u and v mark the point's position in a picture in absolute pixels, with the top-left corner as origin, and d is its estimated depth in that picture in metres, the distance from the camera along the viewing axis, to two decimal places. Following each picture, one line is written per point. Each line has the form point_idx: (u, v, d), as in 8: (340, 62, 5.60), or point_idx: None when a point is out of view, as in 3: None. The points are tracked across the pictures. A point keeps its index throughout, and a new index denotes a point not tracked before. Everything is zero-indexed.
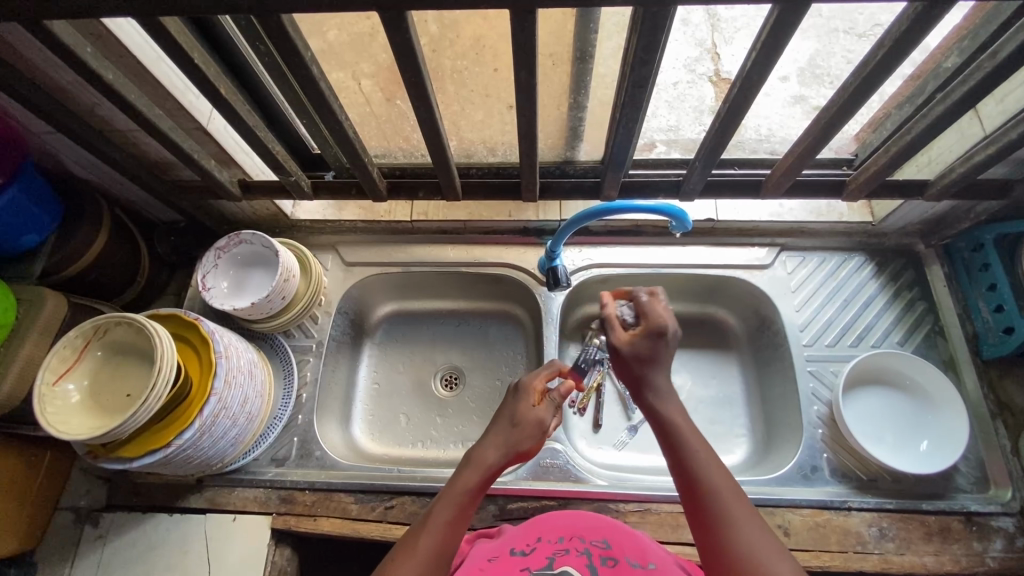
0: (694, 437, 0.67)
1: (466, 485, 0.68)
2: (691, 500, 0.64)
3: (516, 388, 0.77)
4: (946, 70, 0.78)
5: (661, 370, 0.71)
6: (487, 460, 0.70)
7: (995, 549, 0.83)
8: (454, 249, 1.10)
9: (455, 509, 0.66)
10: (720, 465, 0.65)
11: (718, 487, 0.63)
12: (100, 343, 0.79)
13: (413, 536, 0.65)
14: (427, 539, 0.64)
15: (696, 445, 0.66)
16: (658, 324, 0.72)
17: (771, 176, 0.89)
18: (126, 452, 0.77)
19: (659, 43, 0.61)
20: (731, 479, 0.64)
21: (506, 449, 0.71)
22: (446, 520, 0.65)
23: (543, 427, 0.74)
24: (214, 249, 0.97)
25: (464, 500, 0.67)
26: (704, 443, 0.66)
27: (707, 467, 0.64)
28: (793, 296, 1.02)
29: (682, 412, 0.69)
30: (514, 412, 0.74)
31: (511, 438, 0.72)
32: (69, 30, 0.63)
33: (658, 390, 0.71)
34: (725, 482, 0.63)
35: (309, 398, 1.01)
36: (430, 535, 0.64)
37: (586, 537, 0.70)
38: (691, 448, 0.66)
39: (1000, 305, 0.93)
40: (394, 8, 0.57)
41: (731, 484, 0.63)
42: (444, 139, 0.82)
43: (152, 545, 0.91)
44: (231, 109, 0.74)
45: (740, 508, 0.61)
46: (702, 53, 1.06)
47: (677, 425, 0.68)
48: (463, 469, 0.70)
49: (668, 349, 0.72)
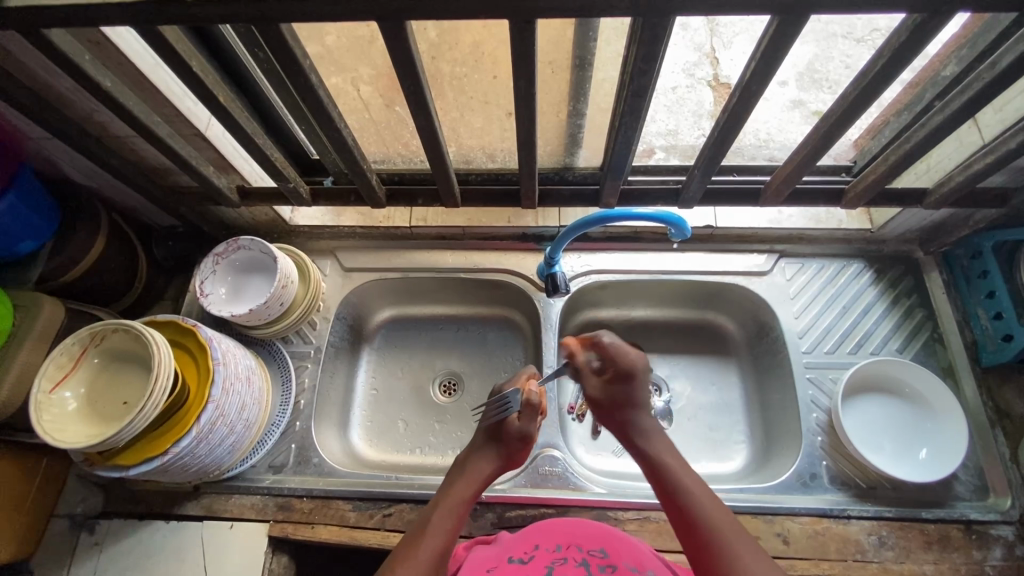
0: (681, 468, 0.73)
1: (461, 496, 0.74)
2: (688, 541, 0.67)
3: (496, 401, 0.81)
4: (944, 78, 0.77)
5: (639, 411, 0.79)
6: (481, 473, 0.77)
7: (995, 557, 0.83)
8: (453, 255, 1.11)
9: (453, 517, 0.72)
10: (707, 490, 0.70)
11: (710, 513, 0.67)
12: (97, 350, 0.79)
13: (414, 543, 0.69)
14: (427, 545, 0.68)
15: (682, 473, 0.72)
16: (625, 368, 0.79)
17: (772, 183, 0.89)
18: (123, 460, 0.76)
19: (658, 52, 0.61)
20: (715, 499, 0.69)
21: (496, 457, 0.78)
22: (445, 528, 0.70)
23: (525, 441, 0.79)
24: (211, 256, 0.97)
25: (460, 507, 0.73)
26: (692, 474, 0.72)
27: (695, 492, 0.70)
28: (792, 302, 1.02)
29: (664, 444, 0.76)
30: (498, 428, 0.79)
31: (500, 446, 0.79)
32: (67, 38, 0.63)
33: (642, 431, 0.78)
34: (710, 502, 0.68)
35: (307, 404, 1.00)
36: (431, 541, 0.68)
37: (583, 546, 0.71)
38: (679, 476, 0.72)
39: (999, 313, 0.93)
40: (392, 17, 0.56)
41: (715, 501, 0.69)
42: (444, 146, 0.81)
43: (149, 553, 0.90)
44: (230, 115, 0.74)
45: (730, 530, 0.66)
46: (701, 58, 1.04)
47: (664, 461, 0.74)
48: (459, 479, 0.76)
49: (640, 387, 0.79)
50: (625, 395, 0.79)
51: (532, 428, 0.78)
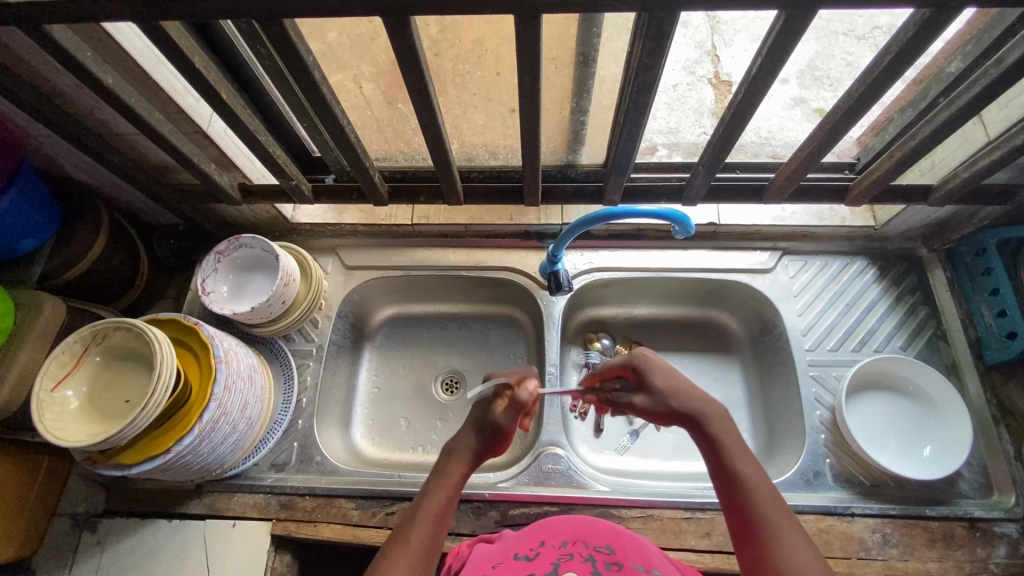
0: (737, 449, 0.65)
1: (448, 487, 0.67)
2: (740, 535, 0.61)
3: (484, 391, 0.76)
4: (948, 74, 0.76)
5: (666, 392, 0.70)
6: (463, 464, 0.69)
7: (998, 555, 0.83)
8: (454, 253, 1.10)
9: (439, 512, 0.65)
10: (764, 478, 0.63)
11: (764, 508, 0.60)
12: (99, 348, 0.78)
13: (404, 529, 0.64)
14: (419, 530, 0.63)
15: (738, 460, 0.64)
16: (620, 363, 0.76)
17: (775, 180, 0.89)
18: (125, 459, 0.76)
19: (664, 48, 0.60)
20: (772, 489, 0.62)
21: (481, 432, 0.71)
22: (435, 511, 0.65)
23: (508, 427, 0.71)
24: (214, 253, 0.97)
25: (448, 500, 0.66)
26: (749, 458, 0.64)
27: (750, 481, 0.62)
28: (796, 300, 1.02)
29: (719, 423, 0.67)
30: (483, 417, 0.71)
31: (483, 436, 0.70)
32: (69, 34, 0.62)
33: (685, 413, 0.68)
34: (767, 495, 0.61)
35: (309, 402, 1.00)
36: (422, 525, 0.64)
37: (589, 543, 0.70)
38: (733, 461, 0.64)
39: (1003, 309, 0.93)
40: (397, 13, 0.56)
41: (772, 494, 0.61)
42: (447, 143, 0.81)
43: (151, 551, 0.90)
44: (232, 112, 0.74)
45: (785, 527, 0.59)
46: (702, 55, 1.04)
47: (721, 444, 0.65)
48: (443, 472, 0.68)
49: (650, 371, 0.72)
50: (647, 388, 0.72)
51: (515, 417, 0.71)
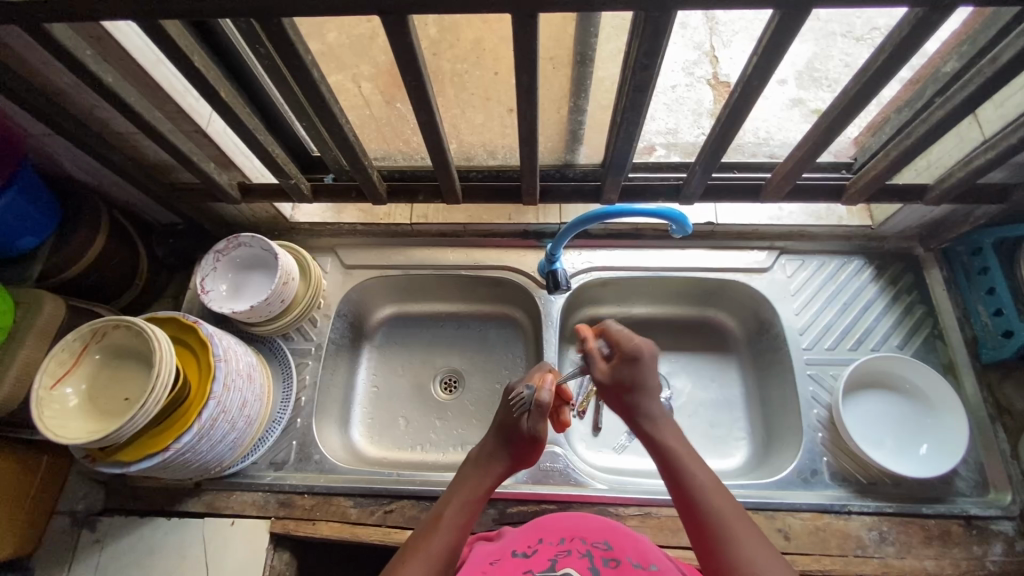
0: (693, 461, 0.72)
1: (472, 492, 0.74)
2: (699, 539, 0.67)
3: (509, 396, 0.79)
4: (943, 74, 0.77)
5: (647, 397, 0.77)
6: (491, 472, 0.76)
7: (995, 552, 0.83)
8: (453, 252, 1.11)
9: (465, 515, 0.72)
10: (713, 478, 0.70)
11: (721, 511, 0.67)
12: (99, 346, 0.79)
13: (427, 531, 0.70)
14: (438, 537, 0.69)
15: (693, 469, 0.71)
16: (629, 350, 0.78)
17: (772, 180, 0.89)
18: (125, 456, 0.76)
19: (660, 47, 0.61)
20: (726, 494, 0.69)
21: (512, 442, 0.77)
22: (458, 515, 0.72)
23: (536, 440, 0.76)
24: (214, 252, 0.97)
25: (472, 505, 0.73)
26: (702, 467, 0.72)
27: (704, 486, 0.69)
28: (793, 299, 1.02)
29: (674, 435, 0.75)
30: (510, 425, 0.77)
31: (511, 447, 0.77)
32: (69, 33, 0.63)
33: (651, 418, 0.77)
34: (721, 499, 0.68)
35: (308, 401, 1.00)
36: (440, 535, 0.69)
37: (587, 538, 0.70)
38: (688, 470, 0.71)
39: (999, 309, 0.94)
40: (394, 12, 0.56)
41: (728, 502, 0.68)
42: (445, 143, 0.81)
43: (151, 550, 0.90)
44: (231, 111, 0.74)
45: (742, 529, 0.65)
46: (701, 56, 1.05)
47: (677, 453, 0.73)
48: (469, 478, 0.76)
49: (646, 369, 0.78)
50: (636, 382, 0.78)
51: (542, 426, 0.76)
